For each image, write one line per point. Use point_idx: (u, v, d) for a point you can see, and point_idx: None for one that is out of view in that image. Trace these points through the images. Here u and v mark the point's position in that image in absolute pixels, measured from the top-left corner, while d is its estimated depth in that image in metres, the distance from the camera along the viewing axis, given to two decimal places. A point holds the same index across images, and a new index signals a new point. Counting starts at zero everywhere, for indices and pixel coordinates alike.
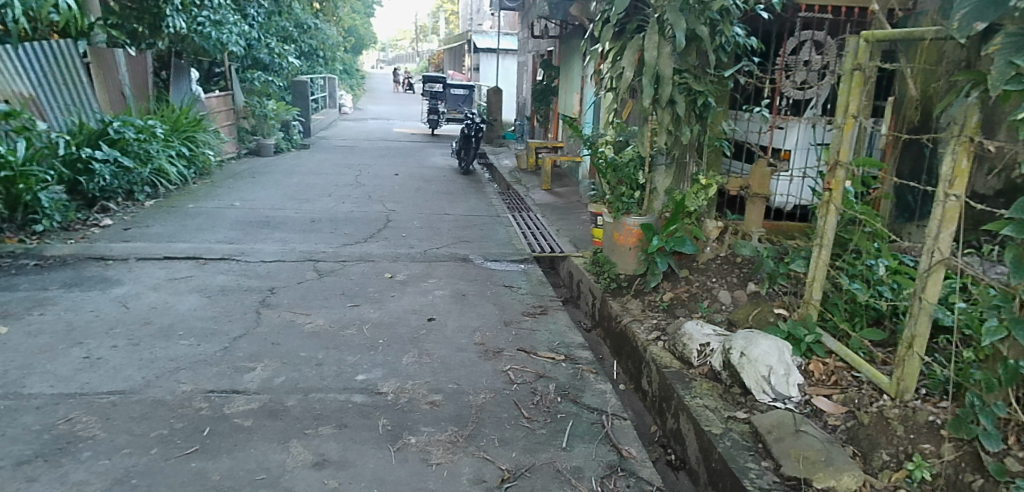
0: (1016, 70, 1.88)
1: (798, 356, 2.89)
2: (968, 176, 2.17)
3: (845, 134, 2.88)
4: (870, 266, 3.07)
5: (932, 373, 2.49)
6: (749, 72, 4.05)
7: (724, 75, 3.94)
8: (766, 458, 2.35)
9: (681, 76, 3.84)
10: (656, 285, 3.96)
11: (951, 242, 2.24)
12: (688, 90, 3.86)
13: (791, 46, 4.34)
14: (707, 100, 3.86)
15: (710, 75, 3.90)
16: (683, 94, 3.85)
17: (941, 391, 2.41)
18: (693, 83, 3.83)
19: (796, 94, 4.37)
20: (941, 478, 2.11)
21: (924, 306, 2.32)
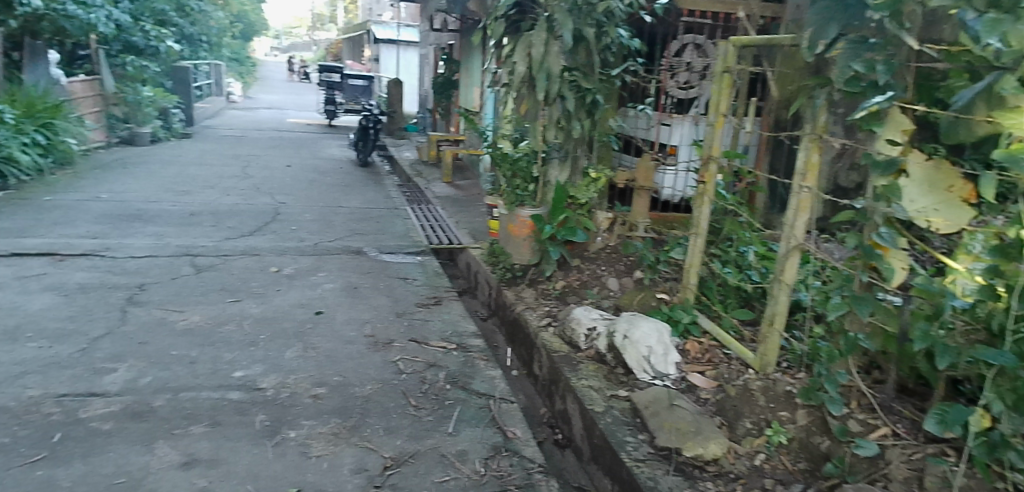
0: (854, 75, 2.05)
1: (676, 337, 3.06)
2: (819, 170, 2.39)
3: (716, 130, 3.06)
4: (742, 253, 3.29)
5: (792, 348, 2.71)
6: (634, 71, 4.20)
7: (611, 73, 4.02)
8: (642, 432, 2.49)
9: (572, 73, 3.92)
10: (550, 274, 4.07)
11: (806, 228, 2.45)
12: (579, 88, 3.94)
13: (675, 48, 4.43)
14: (596, 98, 3.98)
15: (598, 74, 4.01)
16: (573, 91, 3.94)
17: (799, 364, 2.63)
18: (582, 81, 3.92)
19: (681, 94, 4.49)
20: (795, 441, 2.29)
21: (783, 288, 2.52)
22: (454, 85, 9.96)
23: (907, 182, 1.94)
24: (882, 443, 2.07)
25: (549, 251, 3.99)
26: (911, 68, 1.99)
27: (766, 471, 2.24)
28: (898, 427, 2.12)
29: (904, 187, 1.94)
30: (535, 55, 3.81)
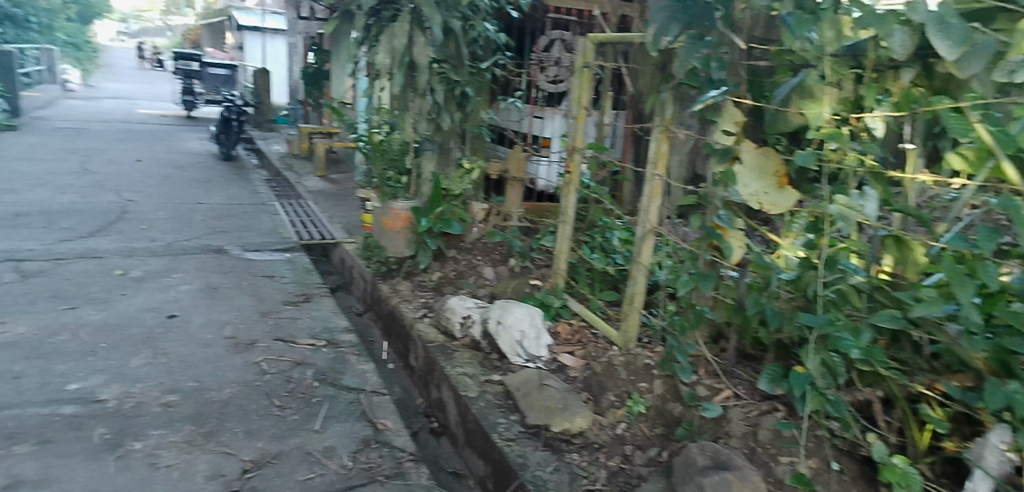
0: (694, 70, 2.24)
1: (548, 320, 3.15)
2: (668, 159, 2.54)
3: (578, 123, 3.16)
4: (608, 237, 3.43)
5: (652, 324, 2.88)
6: (502, 65, 4.19)
7: (481, 67, 4.05)
8: (514, 412, 2.56)
9: (441, 66, 3.92)
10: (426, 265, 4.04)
11: (658, 214, 2.61)
12: (447, 79, 3.96)
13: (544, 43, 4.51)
14: (465, 90, 4.00)
15: (467, 67, 4.02)
16: (442, 83, 3.94)
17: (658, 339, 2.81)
18: (452, 73, 3.94)
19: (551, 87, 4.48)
20: (652, 409, 2.44)
21: (641, 269, 2.68)
22: (325, 75, 9.60)
23: (742, 168, 2.13)
24: (725, 404, 2.24)
25: (426, 242, 3.93)
26: (741, 65, 2.18)
27: (627, 439, 2.37)
28: (739, 389, 2.30)
29: (739, 172, 2.11)
30: (398, 47, 3.80)
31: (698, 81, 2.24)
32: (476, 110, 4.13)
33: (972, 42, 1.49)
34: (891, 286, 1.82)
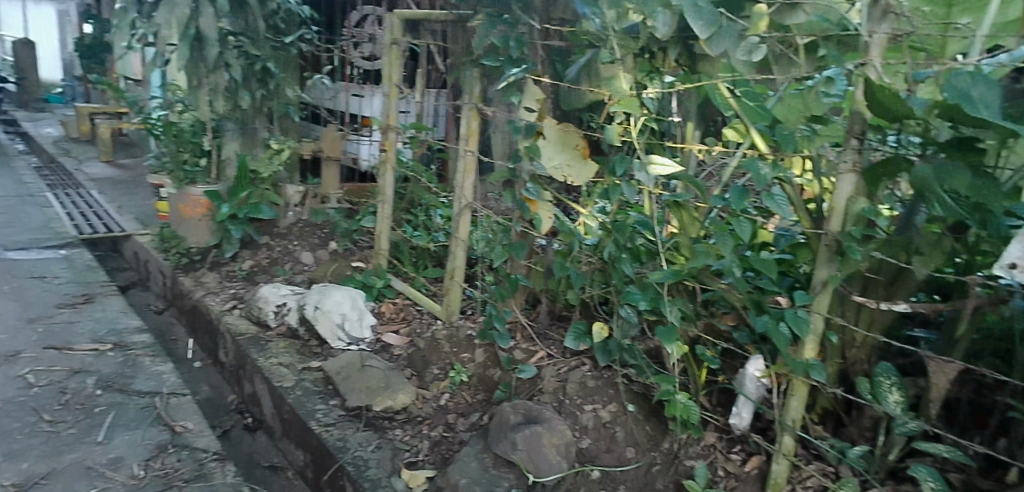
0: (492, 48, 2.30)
1: (371, 301, 3.05)
2: (479, 135, 2.57)
3: (390, 101, 3.05)
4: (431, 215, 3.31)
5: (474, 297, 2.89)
6: (309, 40, 3.96)
7: (285, 42, 3.78)
8: (334, 397, 2.50)
9: (237, 39, 3.60)
10: (234, 254, 3.74)
11: (474, 189, 2.63)
12: (245, 54, 3.64)
13: (355, 19, 4.06)
14: (266, 66, 3.70)
15: (268, 41, 3.72)
16: (240, 58, 3.62)
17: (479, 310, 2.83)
18: (250, 47, 3.63)
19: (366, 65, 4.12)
20: (474, 378, 2.48)
21: (459, 243, 2.69)
22: (106, 47, 8.47)
23: (545, 141, 2.23)
24: (539, 364, 2.33)
25: (230, 231, 3.66)
26: (539, 44, 2.28)
27: (450, 409, 2.40)
28: (552, 349, 2.40)
29: (542, 146, 2.22)
30: (180, 17, 3.40)
31: (499, 59, 2.26)
32: (281, 87, 3.83)
33: (718, 25, 1.65)
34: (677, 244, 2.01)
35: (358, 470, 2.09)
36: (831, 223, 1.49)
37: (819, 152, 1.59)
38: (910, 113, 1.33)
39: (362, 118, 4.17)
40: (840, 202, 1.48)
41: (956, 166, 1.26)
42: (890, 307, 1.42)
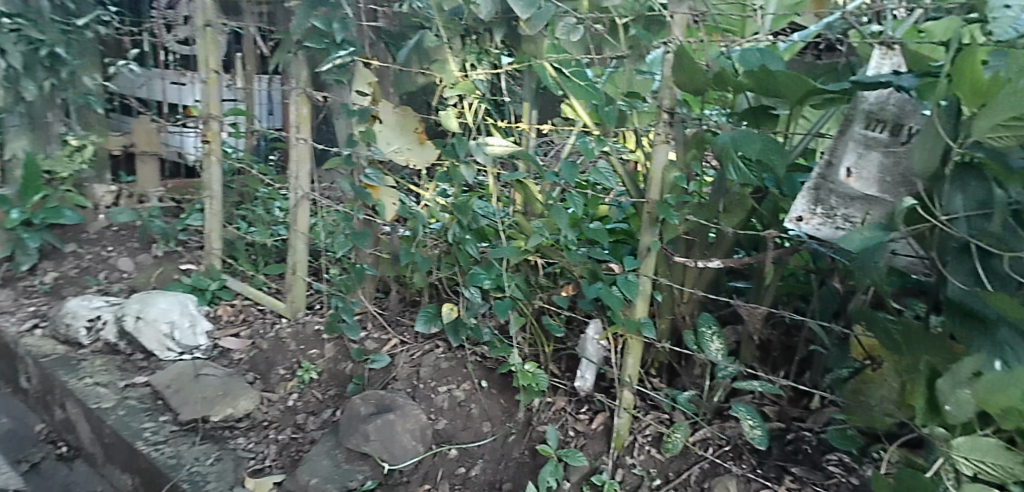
0: (313, 29, 2.22)
1: (203, 305, 2.81)
2: (311, 122, 2.45)
3: (209, 88, 2.77)
4: (269, 209, 3.08)
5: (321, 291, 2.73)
6: (108, 22, 3.50)
7: (77, 24, 3.31)
8: (165, 412, 2.29)
9: (13, 22, 3.12)
10: (32, 266, 3.26)
11: (310, 178, 2.50)
12: (25, 39, 3.16)
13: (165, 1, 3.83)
14: (55, 51, 3.24)
15: (55, 23, 3.26)
16: (19, 43, 3.14)
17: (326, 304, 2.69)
18: (31, 30, 3.15)
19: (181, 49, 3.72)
20: (325, 373, 2.38)
21: (298, 236, 2.56)
22: None
23: (382, 126, 2.19)
24: (392, 353, 2.29)
25: (25, 241, 3.20)
26: (364, 26, 2.21)
27: (299, 408, 2.30)
28: (405, 335, 2.35)
29: (380, 131, 2.18)
30: None
31: (322, 42, 2.19)
32: (76, 74, 3.36)
33: (536, 5, 1.68)
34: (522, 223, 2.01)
35: (196, 486, 1.95)
36: (651, 190, 1.56)
37: (642, 127, 1.66)
38: (710, 85, 1.44)
39: (183, 109, 3.85)
40: (657, 171, 1.56)
41: (752, 132, 1.36)
42: (706, 265, 1.52)
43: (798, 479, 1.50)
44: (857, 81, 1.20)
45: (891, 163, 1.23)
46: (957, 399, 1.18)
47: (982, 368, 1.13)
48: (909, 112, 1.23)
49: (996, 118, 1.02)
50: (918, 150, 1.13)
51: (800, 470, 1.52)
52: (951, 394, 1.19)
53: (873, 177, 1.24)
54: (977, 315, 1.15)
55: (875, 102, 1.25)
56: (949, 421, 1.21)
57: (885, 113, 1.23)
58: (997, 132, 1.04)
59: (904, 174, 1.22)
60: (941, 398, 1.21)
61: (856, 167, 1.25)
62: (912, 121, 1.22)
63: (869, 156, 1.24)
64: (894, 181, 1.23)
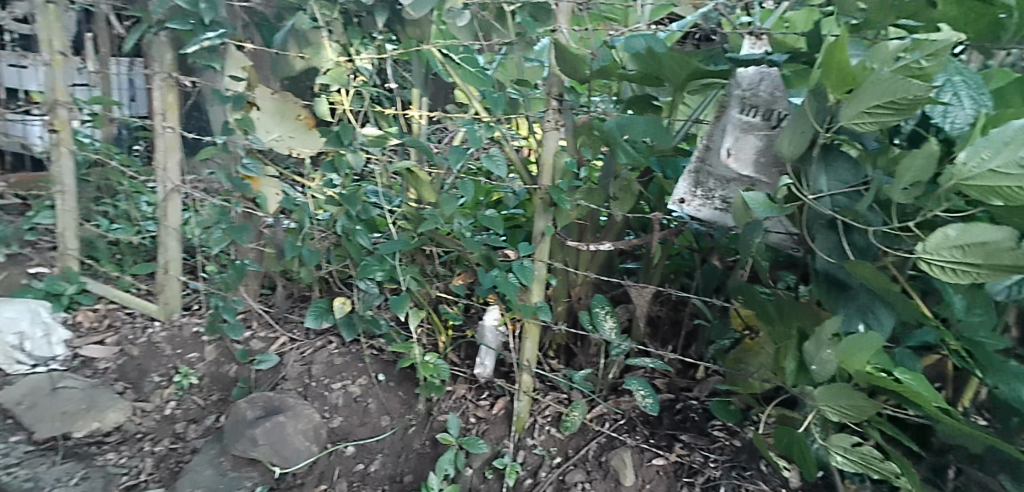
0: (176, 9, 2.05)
1: (59, 312, 2.55)
2: (179, 109, 2.28)
3: (55, 71, 2.50)
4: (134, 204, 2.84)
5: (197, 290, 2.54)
6: None
7: None
8: (17, 432, 2.08)
9: None
10: None
11: (180, 170, 2.33)
12: None
13: None
14: None
15: None
16: None
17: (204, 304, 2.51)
18: None
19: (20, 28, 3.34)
20: (206, 378, 2.24)
21: (169, 232, 2.37)
22: None
23: (258, 113, 2.08)
24: (280, 352, 2.19)
25: None
26: (235, 7, 2.07)
27: (178, 417, 2.16)
28: (293, 333, 2.25)
29: (258, 118, 2.07)
30: None
31: (187, 23, 2.02)
32: None
33: None
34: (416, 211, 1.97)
35: None
36: (542, 177, 1.57)
37: (533, 114, 1.67)
38: (594, 75, 1.47)
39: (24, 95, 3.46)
40: (548, 157, 1.57)
41: (636, 117, 1.42)
42: (599, 247, 1.56)
43: (687, 445, 1.59)
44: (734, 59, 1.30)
45: (765, 146, 1.30)
46: (821, 359, 1.25)
47: (838, 330, 1.19)
48: (777, 97, 1.29)
49: (865, 102, 1.09)
50: (788, 134, 1.21)
51: (689, 436, 1.60)
52: (816, 354, 1.25)
53: (749, 159, 1.31)
54: (842, 283, 1.26)
55: (746, 89, 1.30)
56: (814, 379, 1.27)
57: (756, 99, 1.29)
58: (864, 118, 1.12)
59: (775, 155, 1.30)
60: (808, 358, 1.27)
61: (735, 149, 1.31)
62: (780, 106, 1.28)
63: (745, 139, 1.31)
64: (766, 161, 1.31)
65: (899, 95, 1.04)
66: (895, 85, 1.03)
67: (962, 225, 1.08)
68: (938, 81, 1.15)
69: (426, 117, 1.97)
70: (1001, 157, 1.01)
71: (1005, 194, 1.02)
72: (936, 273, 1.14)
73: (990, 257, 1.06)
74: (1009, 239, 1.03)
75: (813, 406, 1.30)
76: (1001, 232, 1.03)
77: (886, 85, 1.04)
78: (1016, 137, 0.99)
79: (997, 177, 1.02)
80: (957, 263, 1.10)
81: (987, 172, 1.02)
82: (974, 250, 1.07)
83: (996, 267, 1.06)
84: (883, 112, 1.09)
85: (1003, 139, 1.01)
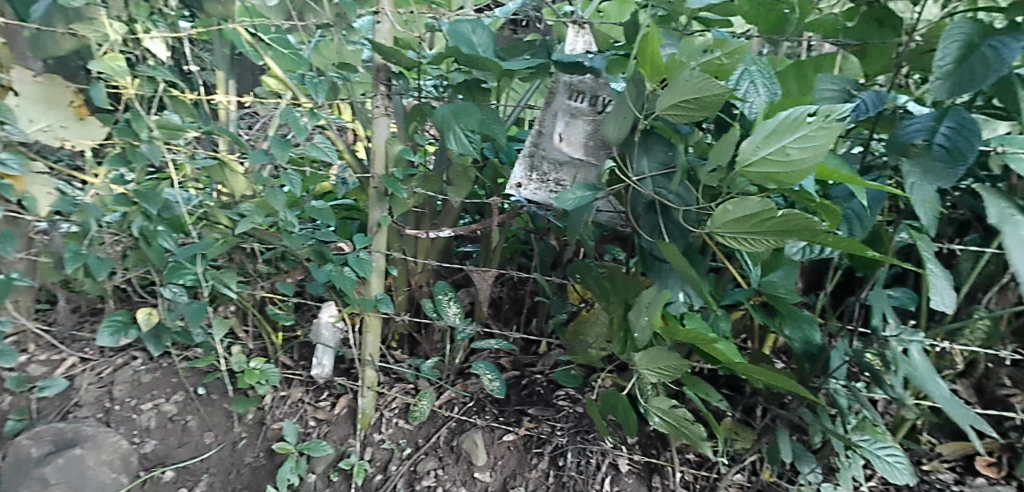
0: None
1: None
2: None
3: None
4: None
5: None
6: None
7: None
8: None
9: None
10: None
11: None
12: None
13: None
14: None
15: None
16: None
17: None
18: None
19: None
20: None
21: None
22: None
23: (17, 99, 1.73)
24: (71, 375, 1.90)
25: None
26: None
27: None
28: (85, 351, 1.96)
29: (17, 106, 1.72)
30: None
31: None
32: None
33: None
34: (228, 206, 1.79)
35: None
36: (375, 166, 1.52)
37: (358, 98, 1.58)
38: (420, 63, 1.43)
39: None
40: (380, 144, 1.52)
41: (468, 107, 1.40)
42: (438, 235, 1.54)
43: (534, 418, 1.63)
44: (556, 63, 1.30)
45: (594, 130, 1.35)
46: (641, 326, 1.26)
47: (656, 298, 1.21)
48: (601, 84, 1.34)
49: (676, 95, 1.13)
50: (612, 119, 1.26)
51: (536, 409, 1.64)
52: (638, 322, 1.26)
53: (580, 141, 1.35)
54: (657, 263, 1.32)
55: (574, 76, 1.35)
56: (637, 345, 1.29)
57: (583, 86, 1.34)
58: (674, 110, 1.16)
59: (604, 138, 1.35)
60: (631, 326, 1.28)
61: (566, 133, 1.36)
62: (605, 92, 1.34)
63: (574, 124, 1.35)
64: (595, 145, 1.36)
65: (709, 92, 1.09)
66: (702, 83, 1.09)
67: (737, 201, 1.07)
68: (735, 74, 1.23)
69: (234, 102, 1.81)
70: (771, 144, 1.01)
71: (779, 179, 1.02)
72: (731, 243, 1.14)
73: (765, 225, 1.07)
74: (772, 209, 1.04)
75: (636, 371, 1.35)
76: (763, 203, 1.04)
77: (699, 85, 1.10)
78: (781, 126, 1.00)
79: (769, 164, 1.02)
80: (743, 233, 1.11)
81: (761, 160, 1.02)
82: (749, 221, 1.08)
83: (772, 233, 1.07)
84: (693, 106, 1.14)
85: (771, 127, 1.01)
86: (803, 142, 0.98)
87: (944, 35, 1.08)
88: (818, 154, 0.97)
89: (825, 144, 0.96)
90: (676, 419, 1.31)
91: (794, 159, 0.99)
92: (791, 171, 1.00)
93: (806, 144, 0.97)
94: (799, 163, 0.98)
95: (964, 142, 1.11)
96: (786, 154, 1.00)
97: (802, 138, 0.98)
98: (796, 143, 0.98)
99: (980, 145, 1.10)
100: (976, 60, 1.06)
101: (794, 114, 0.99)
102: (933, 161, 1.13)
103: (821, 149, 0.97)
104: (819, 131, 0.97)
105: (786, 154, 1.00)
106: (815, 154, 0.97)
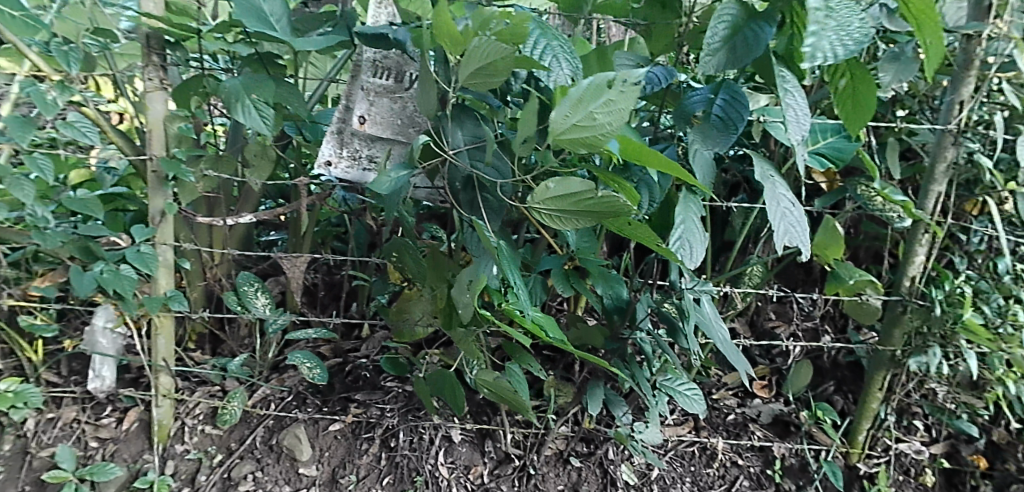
0: None
1: None
2: None
3: None
4: None
5: None
6: None
7: None
8: None
9: None
10: None
11: None
12: None
13: None
14: None
15: None
16: None
17: None
18: None
19: None
20: None
21: None
22: None
23: None
24: None
25: None
26: None
27: None
28: None
29: None
30: None
31: None
32: None
33: None
34: None
35: None
36: (152, 146, 1.33)
37: (121, 70, 1.35)
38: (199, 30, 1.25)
39: None
40: (156, 122, 1.32)
41: (257, 78, 1.27)
42: (236, 221, 1.39)
43: (361, 403, 1.58)
44: (360, 33, 1.24)
45: (399, 108, 1.32)
46: (464, 303, 1.22)
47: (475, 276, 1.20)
48: (406, 60, 1.31)
49: (472, 62, 1.11)
50: (420, 96, 1.22)
51: (363, 395, 1.59)
52: (460, 300, 1.22)
53: (385, 121, 1.31)
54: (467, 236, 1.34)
55: (377, 53, 1.30)
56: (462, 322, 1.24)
57: (387, 61, 1.30)
58: (475, 78, 1.14)
59: (411, 116, 1.32)
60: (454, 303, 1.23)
61: (369, 113, 1.31)
62: (411, 68, 1.31)
63: (378, 103, 1.31)
64: (403, 124, 1.32)
65: (501, 54, 1.07)
66: (494, 51, 1.07)
67: (558, 179, 1.11)
68: (540, 46, 1.25)
69: None
70: (578, 113, 1.04)
71: (588, 144, 1.06)
72: (546, 220, 1.19)
73: (582, 204, 1.13)
74: (591, 191, 1.10)
75: (466, 348, 1.34)
76: (586, 183, 1.09)
77: (487, 49, 1.08)
78: (584, 93, 1.03)
79: (577, 132, 1.05)
80: (559, 211, 1.16)
81: (571, 128, 1.05)
82: (569, 199, 1.13)
83: (584, 212, 1.14)
84: (489, 71, 1.12)
85: (575, 97, 1.04)
86: (606, 106, 1.02)
87: (715, 16, 1.20)
88: (620, 118, 1.02)
89: (625, 107, 1.01)
90: (497, 389, 1.36)
91: (599, 124, 1.04)
92: (597, 135, 1.05)
93: (609, 108, 1.02)
94: (605, 128, 1.03)
95: (735, 113, 1.23)
96: (593, 120, 1.04)
97: (605, 102, 1.02)
98: (599, 109, 1.03)
99: (749, 115, 1.23)
100: (742, 39, 1.19)
101: (595, 81, 1.02)
102: (711, 128, 1.24)
103: (622, 112, 1.02)
104: (620, 95, 1.01)
105: (593, 119, 1.04)
106: (616, 118, 1.03)
